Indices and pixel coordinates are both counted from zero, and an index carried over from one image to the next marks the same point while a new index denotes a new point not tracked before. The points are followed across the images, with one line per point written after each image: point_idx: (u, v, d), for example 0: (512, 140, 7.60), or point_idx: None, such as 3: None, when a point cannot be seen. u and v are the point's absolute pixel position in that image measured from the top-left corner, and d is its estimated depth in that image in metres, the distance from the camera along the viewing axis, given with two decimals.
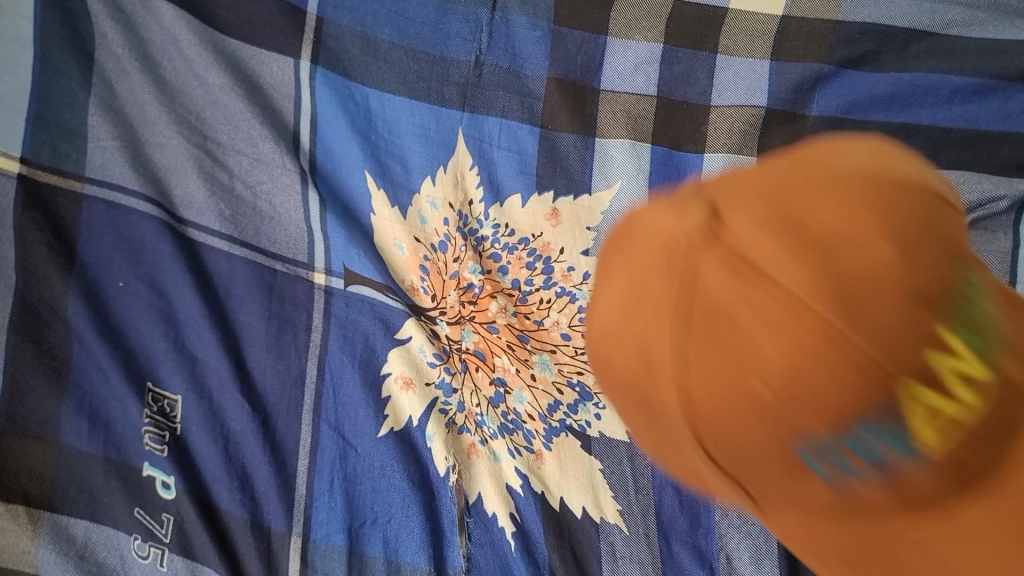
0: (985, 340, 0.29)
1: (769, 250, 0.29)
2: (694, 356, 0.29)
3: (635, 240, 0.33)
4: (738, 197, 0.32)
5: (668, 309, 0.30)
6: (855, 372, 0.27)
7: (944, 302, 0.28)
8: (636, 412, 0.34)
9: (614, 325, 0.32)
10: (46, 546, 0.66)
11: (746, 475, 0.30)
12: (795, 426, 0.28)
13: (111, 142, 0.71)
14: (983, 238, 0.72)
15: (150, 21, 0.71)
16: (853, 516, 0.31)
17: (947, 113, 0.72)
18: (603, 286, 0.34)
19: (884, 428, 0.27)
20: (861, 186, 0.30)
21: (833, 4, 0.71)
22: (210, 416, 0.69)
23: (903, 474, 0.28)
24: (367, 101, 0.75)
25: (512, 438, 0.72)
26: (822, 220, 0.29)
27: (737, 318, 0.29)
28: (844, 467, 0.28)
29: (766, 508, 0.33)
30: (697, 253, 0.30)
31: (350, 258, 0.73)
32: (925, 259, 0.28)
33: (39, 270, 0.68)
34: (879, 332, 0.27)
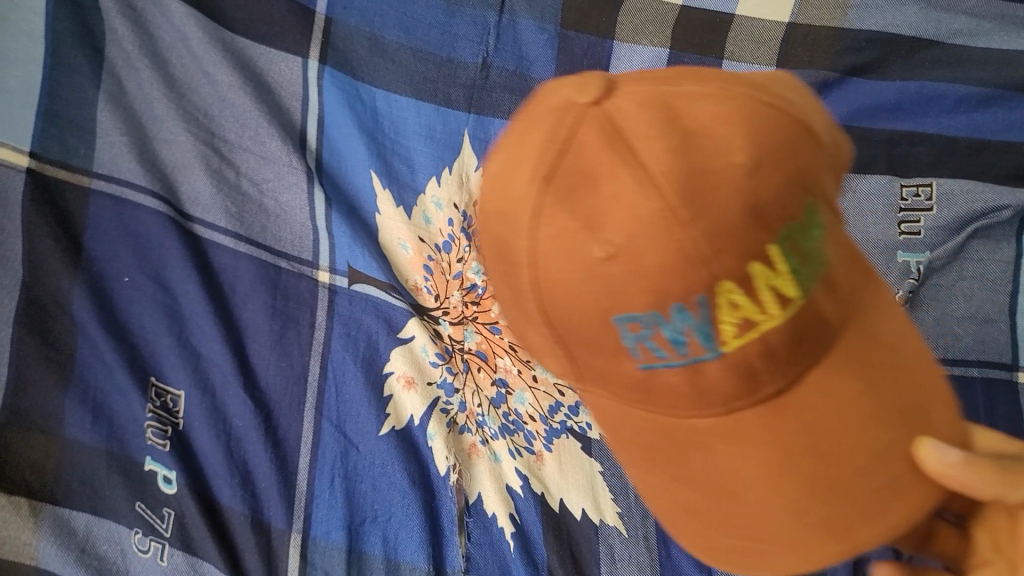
0: (810, 279, 0.37)
1: (646, 134, 0.36)
2: (548, 211, 0.36)
3: (546, 101, 0.40)
4: (640, 87, 0.38)
5: (541, 167, 0.37)
6: (679, 254, 0.35)
7: (779, 236, 0.35)
8: (496, 260, 0.41)
9: (501, 180, 0.39)
10: (47, 538, 0.65)
11: (573, 330, 0.39)
12: (621, 294, 0.36)
13: (119, 138, 0.72)
14: (985, 247, 0.72)
15: (159, 19, 0.74)
16: (655, 387, 0.39)
17: (952, 122, 0.73)
18: (505, 143, 0.40)
19: (693, 315, 0.36)
20: (745, 106, 0.37)
21: (839, 12, 0.73)
22: (213, 411, 0.69)
23: (696, 352, 0.37)
24: (375, 101, 0.77)
25: (512, 439, 0.73)
26: (698, 121, 0.36)
27: (598, 183, 0.36)
28: (650, 338, 0.37)
29: (581, 369, 0.42)
30: (587, 124, 0.37)
31: (355, 256, 0.74)
32: (772, 184, 0.35)
33: (46, 263, 0.68)
34: (714, 230, 0.35)
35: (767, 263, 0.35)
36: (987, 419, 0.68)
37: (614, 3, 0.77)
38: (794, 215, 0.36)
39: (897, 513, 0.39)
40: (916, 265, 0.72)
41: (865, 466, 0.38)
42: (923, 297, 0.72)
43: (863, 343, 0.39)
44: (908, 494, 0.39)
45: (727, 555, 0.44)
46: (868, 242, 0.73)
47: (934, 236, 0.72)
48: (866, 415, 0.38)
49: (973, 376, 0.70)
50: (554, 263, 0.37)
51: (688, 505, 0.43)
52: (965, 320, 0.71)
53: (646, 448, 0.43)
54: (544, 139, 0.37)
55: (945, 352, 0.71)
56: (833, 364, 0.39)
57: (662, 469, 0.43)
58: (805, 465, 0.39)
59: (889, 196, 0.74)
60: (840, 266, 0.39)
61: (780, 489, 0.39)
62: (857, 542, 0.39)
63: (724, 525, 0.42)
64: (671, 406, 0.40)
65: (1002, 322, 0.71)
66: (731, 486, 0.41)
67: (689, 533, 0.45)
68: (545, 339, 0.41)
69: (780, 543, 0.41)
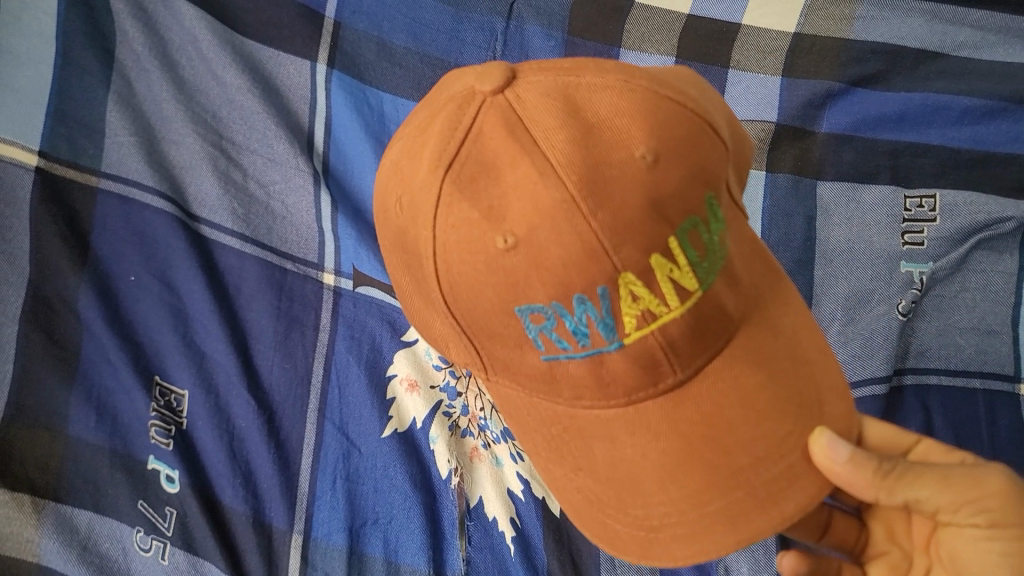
0: (705, 274, 0.45)
1: (547, 125, 0.43)
2: (448, 198, 0.43)
3: (451, 89, 0.47)
4: (540, 78, 0.45)
5: (444, 156, 0.44)
6: (578, 242, 0.42)
7: (678, 229, 0.43)
8: (399, 248, 0.49)
9: (409, 170, 0.46)
10: (49, 536, 0.65)
11: (480, 318, 0.46)
12: (521, 282, 0.43)
13: (128, 138, 0.73)
14: (989, 258, 0.72)
15: (170, 22, 0.76)
16: (560, 376, 0.47)
17: (957, 133, 0.73)
18: (413, 130, 0.48)
19: (594, 309, 0.43)
20: (641, 101, 0.44)
21: (845, 23, 0.74)
22: (217, 411, 0.69)
23: (597, 344, 0.45)
24: (382, 105, 0.78)
25: (514, 443, 0.72)
26: (598, 115, 0.43)
27: (500, 173, 0.43)
28: (551, 329, 0.44)
29: (488, 358, 0.50)
30: (490, 114, 0.44)
31: (360, 258, 0.75)
32: (666, 177, 0.43)
33: (53, 261, 0.69)
34: (614, 223, 0.42)
35: (664, 256, 0.43)
36: (991, 430, 0.68)
37: (621, 11, 0.78)
38: (693, 214, 0.44)
39: (780, 498, 0.47)
40: (918, 275, 0.71)
41: (751, 456, 0.47)
42: (925, 308, 0.72)
43: (752, 344, 0.49)
44: (791, 481, 0.47)
45: (627, 545, 0.51)
46: (874, 252, 0.73)
47: (935, 247, 0.72)
48: (756, 410, 0.48)
49: (974, 388, 0.70)
50: (459, 249, 0.44)
51: (589, 491, 0.52)
52: (967, 330, 0.71)
53: (550, 436, 0.52)
54: (446, 129, 0.44)
55: (947, 363, 0.71)
56: (727, 363, 0.48)
57: (565, 457, 0.52)
58: (703, 456, 0.47)
59: (893, 206, 0.73)
60: (729, 259, 0.47)
61: (679, 475, 0.48)
62: (749, 528, 0.47)
63: (622, 510, 0.51)
64: (576, 395, 0.48)
65: (1004, 333, 0.71)
66: (634, 473, 0.49)
67: (589, 520, 0.53)
68: (453, 330, 0.49)
69: (679, 529, 0.48)
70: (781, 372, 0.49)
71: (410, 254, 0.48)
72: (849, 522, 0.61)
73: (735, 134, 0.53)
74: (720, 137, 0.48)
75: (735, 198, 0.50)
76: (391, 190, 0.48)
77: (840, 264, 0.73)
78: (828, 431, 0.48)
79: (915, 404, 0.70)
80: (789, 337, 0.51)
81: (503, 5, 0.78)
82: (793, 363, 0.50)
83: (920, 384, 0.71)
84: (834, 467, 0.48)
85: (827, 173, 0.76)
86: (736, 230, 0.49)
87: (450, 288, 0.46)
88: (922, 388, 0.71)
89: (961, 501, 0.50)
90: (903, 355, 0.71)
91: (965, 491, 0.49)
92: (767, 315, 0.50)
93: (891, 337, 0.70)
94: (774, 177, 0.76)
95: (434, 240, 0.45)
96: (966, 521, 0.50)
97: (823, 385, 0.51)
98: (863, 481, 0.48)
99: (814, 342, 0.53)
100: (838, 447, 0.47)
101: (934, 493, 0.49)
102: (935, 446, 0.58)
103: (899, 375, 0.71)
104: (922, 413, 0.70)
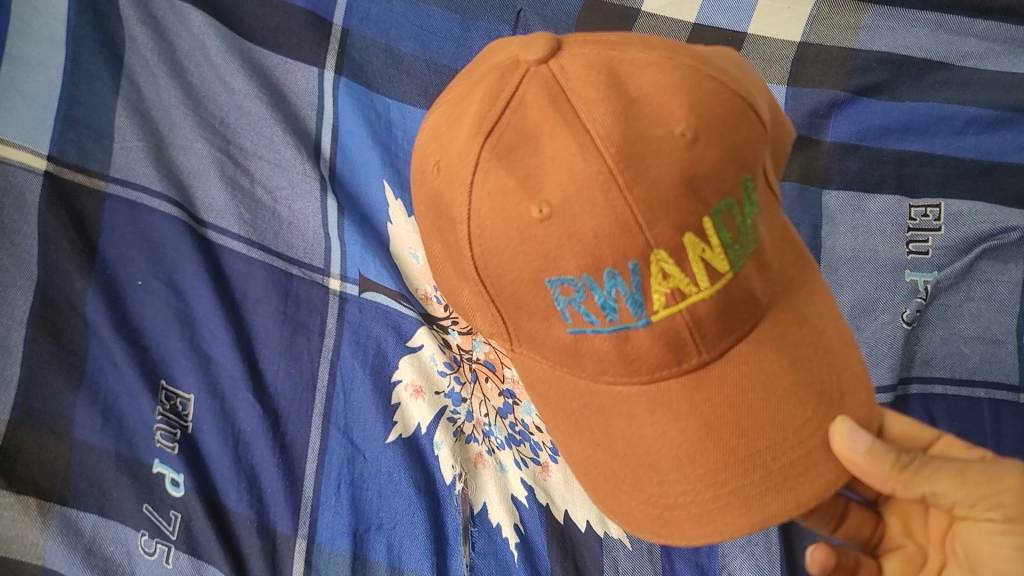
0: (736, 257, 0.46)
1: (588, 97, 0.44)
2: (485, 165, 0.44)
3: (495, 58, 0.48)
4: (585, 51, 0.47)
5: (485, 123, 0.45)
6: (613, 215, 0.43)
7: (713, 211, 0.44)
8: (433, 215, 0.50)
9: (448, 136, 0.47)
10: (55, 538, 0.65)
11: (508, 287, 0.47)
12: (553, 253, 0.44)
13: (136, 143, 0.73)
14: (994, 268, 0.72)
15: (179, 28, 0.77)
16: (584, 350, 0.48)
17: (961, 143, 0.73)
18: (454, 97, 0.49)
19: (624, 283, 0.44)
20: (684, 78, 0.45)
21: (851, 33, 0.74)
22: (222, 415, 0.69)
23: (625, 319, 0.45)
24: (389, 113, 0.79)
25: (518, 449, 0.73)
26: (640, 90, 0.44)
27: (539, 142, 0.44)
28: (579, 302, 0.45)
29: (514, 331, 0.51)
30: (533, 83, 0.45)
31: (366, 264, 0.75)
32: (705, 155, 0.44)
33: (61, 265, 0.69)
34: (649, 198, 0.43)
35: (698, 236, 0.44)
36: (995, 440, 0.69)
37: (629, 19, 0.78)
38: (732, 194, 0.45)
39: (796, 484, 0.48)
40: (923, 284, 0.72)
41: (769, 440, 0.48)
42: (929, 317, 0.72)
43: (776, 328, 0.50)
44: (809, 466, 0.48)
45: (641, 523, 0.52)
46: (878, 260, 0.73)
47: (941, 256, 0.72)
48: (777, 394, 0.49)
49: (979, 397, 0.70)
50: (492, 216, 0.45)
51: (605, 467, 0.53)
52: (971, 340, 0.71)
53: (568, 411, 0.54)
54: (488, 97, 0.46)
55: (952, 372, 0.71)
56: (751, 347, 0.49)
57: (583, 432, 0.53)
58: (722, 436, 0.48)
59: (898, 215, 0.74)
60: (761, 243, 0.48)
61: (697, 455, 0.49)
62: (764, 512, 0.48)
63: (638, 487, 0.52)
64: (599, 370, 0.49)
65: (1009, 343, 0.71)
66: (652, 450, 0.50)
67: (604, 496, 0.54)
68: (480, 297, 0.50)
69: (694, 509, 0.49)
70: (803, 359, 0.50)
71: (442, 218, 0.49)
72: (864, 514, 0.61)
73: (775, 121, 0.54)
74: (761, 120, 0.49)
75: (770, 185, 0.51)
76: (428, 155, 0.49)
77: (846, 274, 0.73)
78: (849, 420, 0.49)
79: (919, 413, 0.70)
80: (815, 326, 0.52)
81: (510, 14, 0.79)
82: (818, 351, 0.51)
83: (925, 393, 0.71)
84: (852, 456, 0.48)
85: (832, 182, 0.76)
86: (769, 217, 0.50)
87: (481, 255, 0.47)
88: (926, 397, 0.71)
89: (977, 497, 0.49)
90: (909, 364, 0.71)
91: (980, 486, 0.49)
92: (794, 302, 0.52)
93: (896, 346, 0.70)
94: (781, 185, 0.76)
95: (469, 206, 0.46)
96: (981, 517, 0.50)
97: (848, 374, 0.52)
98: (880, 473, 0.49)
99: (840, 332, 0.54)
100: (858, 439, 0.48)
101: (950, 487, 0.50)
102: (955, 442, 0.59)
103: (904, 384, 0.71)
104: (927, 422, 0.70)
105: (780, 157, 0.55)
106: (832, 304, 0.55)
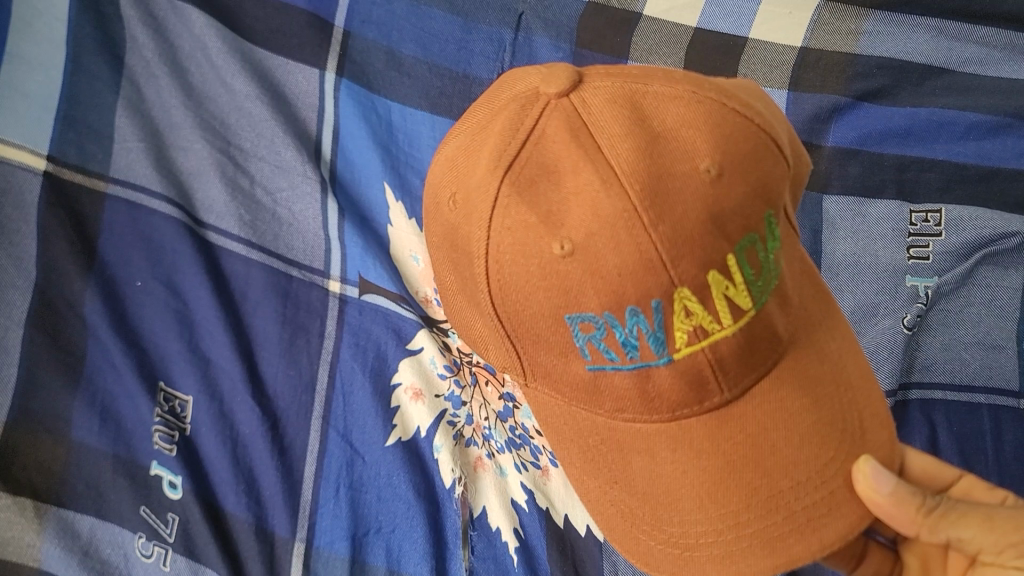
0: (759, 293, 0.46)
1: (611, 132, 0.44)
2: (503, 196, 0.44)
3: (514, 89, 0.48)
4: (607, 83, 0.46)
5: (505, 156, 0.45)
6: (637, 253, 0.42)
7: (737, 247, 0.44)
8: (447, 245, 0.50)
9: (465, 168, 0.47)
10: (51, 540, 0.64)
11: (525, 323, 0.47)
12: (573, 290, 0.44)
13: (137, 143, 0.74)
14: (994, 273, 0.72)
15: (181, 28, 0.77)
16: (603, 387, 0.48)
17: (962, 149, 0.73)
18: (470, 127, 0.49)
19: (646, 321, 0.44)
20: (707, 112, 0.45)
21: (851, 38, 0.74)
22: (221, 417, 0.69)
23: (646, 357, 0.45)
24: (390, 115, 0.79)
25: (518, 453, 0.72)
26: (664, 124, 0.44)
27: (560, 177, 0.44)
28: (600, 339, 0.45)
29: (528, 365, 0.50)
30: (554, 117, 0.45)
31: (366, 267, 0.75)
32: (729, 191, 0.44)
33: (60, 265, 0.69)
34: (674, 235, 0.43)
35: (722, 273, 0.44)
36: (995, 446, 0.69)
37: (630, 23, 0.79)
38: (751, 229, 0.45)
39: (819, 525, 0.49)
40: (924, 289, 0.72)
41: (792, 480, 0.49)
42: (930, 322, 0.72)
43: (801, 369, 0.50)
44: (832, 507, 0.49)
45: (660, 563, 0.53)
46: (879, 265, 0.73)
47: (941, 261, 0.72)
48: (800, 434, 0.49)
49: (979, 403, 0.70)
50: (513, 251, 0.45)
51: (622, 505, 0.54)
52: (972, 345, 0.71)
53: (586, 447, 0.54)
54: (508, 129, 0.46)
55: (951, 377, 0.71)
56: (774, 385, 0.49)
57: (600, 469, 0.54)
58: (744, 477, 0.49)
59: (899, 220, 0.74)
60: (782, 279, 0.48)
61: (719, 496, 0.49)
62: (787, 553, 0.49)
63: (657, 527, 0.52)
64: (618, 408, 0.49)
65: (1009, 348, 0.71)
66: (672, 489, 0.51)
67: (622, 534, 0.55)
68: (495, 333, 0.50)
69: (716, 549, 0.50)
70: (825, 396, 0.50)
71: (459, 251, 0.49)
72: (883, 555, 0.63)
73: (796, 153, 0.53)
74: (784, 154, 0.49)
75: (789, 218, 0.51)
76: (444, 186, 0.49)
77: (845, 280, 0.74)
78: (873, 460, 0.49)
79: (919, 418, 0.70)
80: (836, 362, 0.52)
81: (512, 17, 0.79)
82: (839, 388, 0.51)
83: (925, 399, 0.71)
84: (877, 497, 0.49)
85: (833, 188, 0.76)
86: (789, 251, 0.50)
87: (499, 289, 0.47)
88: (926, 402, 0.71)
89: (1005, 543, 0.52)
90: (909, 369, 0.71)
91: (1007, 534, 0.52)
92: (816, 337, 0.52)
93: (897, 351, 0.70)
94: None
95: (487, 241, 0.46)
96: (1008, 563, 0.53)
97: (868, 411, 0.52)
98: (906, 513, 0.50)
99: (861, 368, 0.54)
100: (882, 479, 0.49)
101: (976, 533, 0.53)
102: (976, 483, 0.62)
103: (904, 389, 0.71)
104: (926, 426, 0.70)
105: (797, 190, 0.54)
106: (852, 338, 0.54)
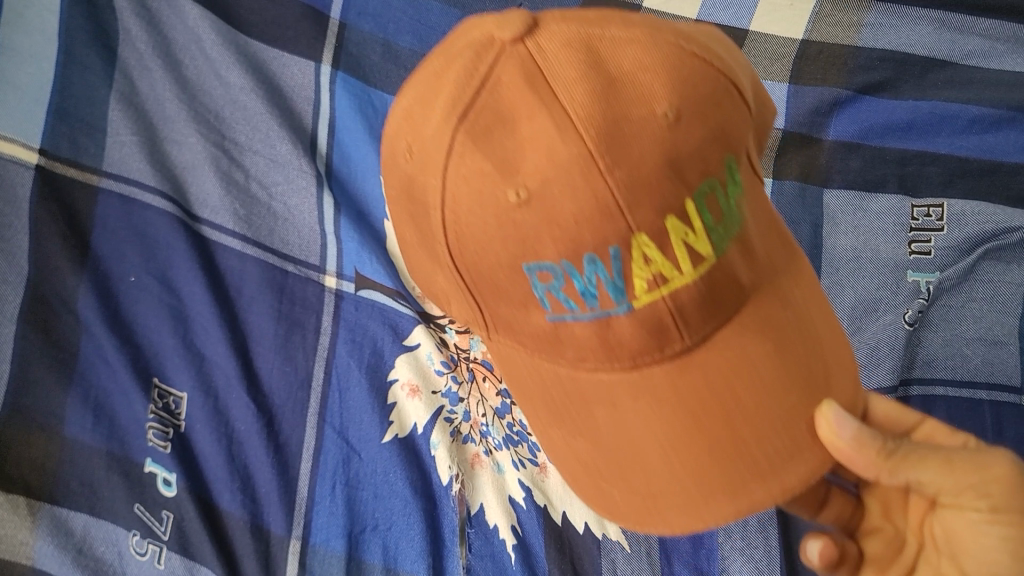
0: (719, 240, 0.45)
1: (567, 77, 0.42)
2: (460, 145, 0.43)
3: (469, 36, 0.45)
4: (562, 27, 0.44)
5: (459, 104, 0.43)
6: (594, 200, 0.41)
7: (696, 192, 0.43)
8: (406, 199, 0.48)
9: (419, 116, 0.45)
10: (44, 538, 0.64)
11: (485, 275, 0.46)
12: (531, 239, 0.43)
13: (130, 137, 0.73)
14: (996, 268, 0.71)
15: (174, 21, 0.76)
16: (565, 337, 0.47)
17: (964, 142, 0.73)
18: (423, 76, 0.46)
19: (605, 270, 0.43)
20: (666, 55, 0.43)
21: (853, 31, 0.75)
22: (215, 413, 0.68)
23: (606, 306, 0.44)
24: (386, 107, 0.79)
25: (517, 449, 0.71)
26: (622, 69, 0.42)
27: (516, 124, 0.42)
28: (558, 289, 0.44)
29: (489, 316, 0.50)
30: (509, 62, 0.43)
31: (362, 260, 0.74)
32: (687, 135, 0.42)
33: (52, 261, 0.68)
34: (630, 181, 0.41)
35: (680, 219, 0.43)
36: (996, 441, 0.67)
37: None
38: (710, 172, 0.44)
39: (781, 470, 0.48)
40: (925, 285, 0.70)
41: (754, 426, 0.48)
42: (931, 317, 0.70)
43: (763, 316, 0.49)
44: (794, 452, 0.49)
45: (626, 513, 0.53)
46: (879, 259, 0.72)
47: (944, 256, 0.71)
48: (761, 380, 0.48)
49: (980, 399, 0.68)
50: (469, 200, 0.43)
51: (588, 458, 0.54)
52: (974, 341, 0.69)
53: (552, 401, 0.53)
54: (462, 76, 0.43)
55: (954, 373, 0.69)
56: (735, 331, 0.48)
57: (566, 421, 0.53)
58: (706, 424, 0.48)
59: (900, 215, 0.73)
60: (745, 227, 0.47)
61: (682, 444, 0.49)
62: (749, 498, 0.48)
63: (622, 479, 0.52)
64: (580, 358, 0.48)
65: (1011, 344, 0.69)
66: (636, 440, 0.50)
67: (589, 487, 0.55)
68: (457, 286, 0.49)
69: (680, 498, 0.50)
70: (787, 342, 0.50)
71: (416, 203, 0.47)
72: (845, 499, 0.63)
73: (758, 97, 0.52)
74: (744, 97, 0.48)
75: (753, 165, 0.49)
76: (399, 136, 0.47)
77: (845, 274, 0.72)
78: (834, 406, 0.49)
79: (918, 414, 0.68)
80: (799, 309, 0.51)
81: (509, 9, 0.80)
82: (801, 335, 0.50)
83: (926, 395, 0.68)
84: (839, 442, 0.49)
85: (833, 181, 0.76)
86: (753, 199, 0.49)
87: (457, 241, 0.46)
88: (926, 399, 0.68)
89: (964, 485, 0.51)
90: (909, 365, 0.69)
91: (967, 475, 0.51)
92: (778, 284, 0.50)
93: (898, 347, 0.68)
94: (781, 184, 0.76)
95: (443, 191, 0.44)
96: (968, 505, 0.52)
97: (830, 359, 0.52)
98: (868, 459, 0.49)
99: (823, 316, 0.53)
100: (843, 425, 0.48)
101: (937, 475, 0.51)
102: (940, 427, 0.60)
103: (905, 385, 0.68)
104: None
105: (763, 136, 0.53)
106: (814, 285, 0.54)
